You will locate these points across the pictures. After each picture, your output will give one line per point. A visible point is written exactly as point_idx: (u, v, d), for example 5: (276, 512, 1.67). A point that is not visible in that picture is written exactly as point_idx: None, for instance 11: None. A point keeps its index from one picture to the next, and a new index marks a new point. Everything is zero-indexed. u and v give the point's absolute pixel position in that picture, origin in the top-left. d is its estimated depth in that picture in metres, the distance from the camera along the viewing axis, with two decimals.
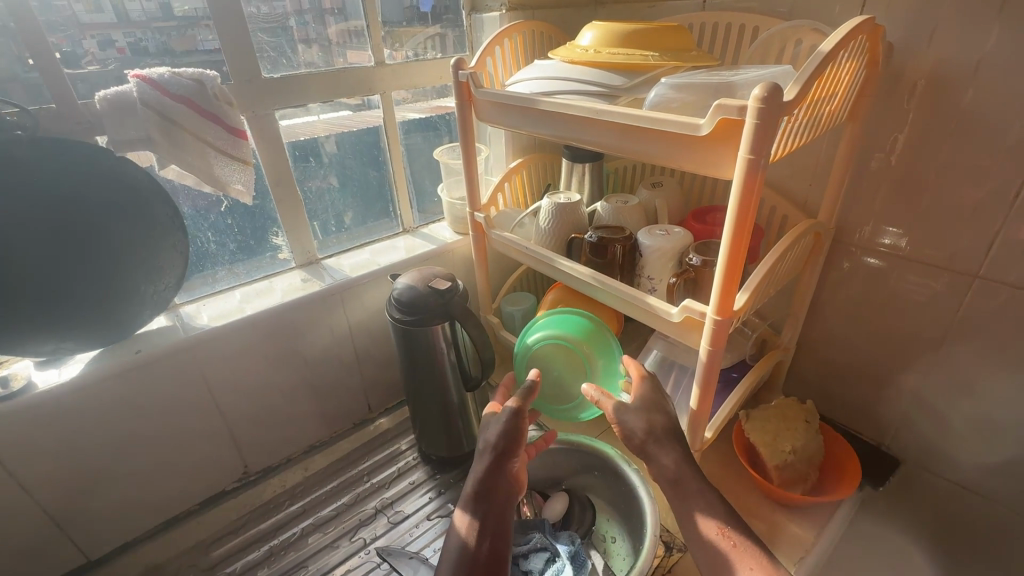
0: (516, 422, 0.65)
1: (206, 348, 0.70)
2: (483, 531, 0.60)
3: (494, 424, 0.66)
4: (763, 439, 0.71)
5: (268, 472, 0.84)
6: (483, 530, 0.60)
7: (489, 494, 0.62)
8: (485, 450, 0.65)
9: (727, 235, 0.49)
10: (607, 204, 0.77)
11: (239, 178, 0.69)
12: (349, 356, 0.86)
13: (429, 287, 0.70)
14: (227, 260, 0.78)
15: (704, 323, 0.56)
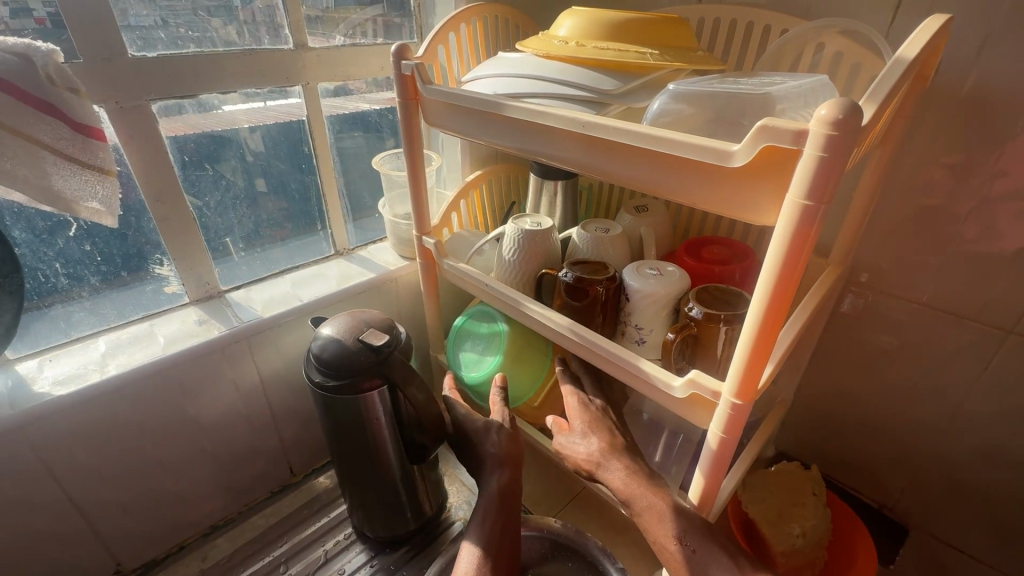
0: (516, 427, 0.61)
1: (45, 426, 0.51)
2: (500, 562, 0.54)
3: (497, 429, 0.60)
4: (767, 517, 0.60)
5: (151, 567, 0.65)
6: (502, 545, 0.55)
7: (505, 519, 0.57)
8: (495, 459, 0.59)
9: (757, 306, 0.37)
10: (584, 232, 0.63)
11: (94, 193, 0.51)
12: (262, 412, 0.68)
13: (361, 340, 0.54)
14: (87, 297, 0.59)
15: (716, 403, 0.44)
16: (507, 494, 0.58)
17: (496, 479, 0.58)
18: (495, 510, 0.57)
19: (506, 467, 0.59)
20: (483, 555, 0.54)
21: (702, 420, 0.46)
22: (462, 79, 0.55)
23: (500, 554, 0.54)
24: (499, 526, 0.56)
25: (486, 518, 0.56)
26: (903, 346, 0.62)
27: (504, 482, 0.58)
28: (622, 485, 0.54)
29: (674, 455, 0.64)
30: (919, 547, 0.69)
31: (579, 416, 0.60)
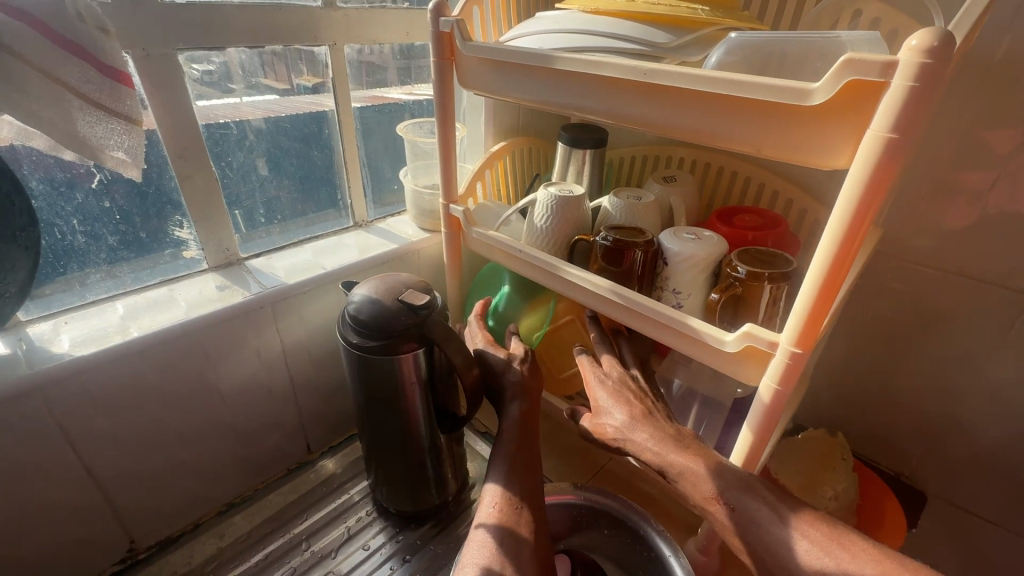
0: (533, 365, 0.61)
1: (64, 388, 0.48)
2: (527, 488, 0.53)
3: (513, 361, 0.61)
4: (799, 483, 0.61)
5: (165, 546, 0.62)
6: (527, 473, 0.54)
7: (526, 448, 0.56)
8: (513, 390, 0.59)
9: (826, 248, 0.37)
10: (616, 199, 0.63)
11: (120, 142, 0.48)
12: (283, 385, 0.66)
13: (399, 301, 0.52)
14: (103, 259, 0.56)
15: (771, 356, 0.44)
16: (526, 426, 0.57)
17: (514, 409, 0.58)
18: (517, 439, 0.56)
19: (524, 397, 0.58)
20: (508, 483, 0.53)
21: (752, 376, 0.46)
22: (503, 37, 0.54)
23: (525, 482, 0.53)
24: (519, 455, 0.55)
25: (507, 449, 0.56)
26: (927, 314, 0.64)
27: (523, 413, 0.58)
28: (656, 456, 0.51)
29: (705, 425, 0.64)
30: (933, 513, 0.71)
31: (605, 390, 0.57)
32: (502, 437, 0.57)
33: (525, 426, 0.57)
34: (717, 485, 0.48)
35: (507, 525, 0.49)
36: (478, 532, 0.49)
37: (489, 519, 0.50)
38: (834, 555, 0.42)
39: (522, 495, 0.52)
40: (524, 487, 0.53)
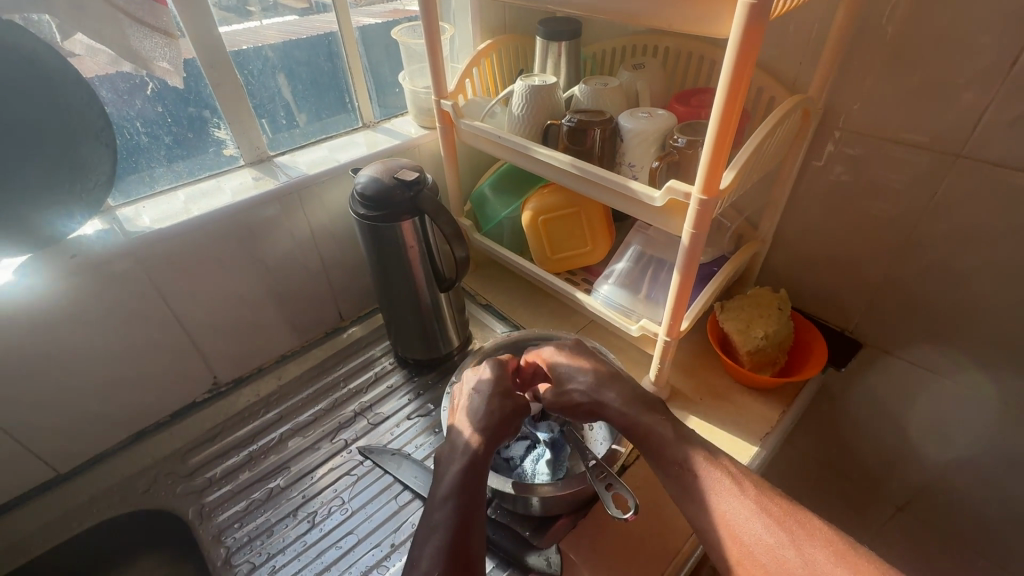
0: (484, 432, 0.62)
1: (152, 251, 0.64)
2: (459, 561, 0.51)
3: (461, 425, 0.64)
4: (737, 328, 0.73)
5: (239, 382, 0.82)
6: (459, 537, 0.53)
7: (464, 509, 0.55)
8: (456, 453, 0.61)
9: (718, 107, 0.46)
10: (585, 86, 0.71)
11: (164, 54, 0.60)
12: (315, 260, 0.81)
13: (395, 179, 0.65)
14: (164, 157, 0.70)
15: (688, 205, 0.54)
16: (505, 418, 0.64)
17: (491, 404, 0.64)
18: (451, 507, 0.55)
19: (465, 459, 0.59)
20: (470, 449, 0.60)
21: (678, 226, 0.56)
22: None
23: (487, 453, 0.61)
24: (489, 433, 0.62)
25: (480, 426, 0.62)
26: (868, 181, 0.71)
27: (461, 475, 0.58)
28: (625, 417, 0.62)
29: (657, 283, 0.73)
30: (871, 360, 0.82)
31: (592, 370, 0.67)
32: (473, 419, 0.63)
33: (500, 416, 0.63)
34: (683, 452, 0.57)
35: (466, 487, 0.57)
36: (440, 487, 0.57)
37: (451, 477, 0.58)
38: (783, 531, 0.50)
39: (479, 466, 0.59)
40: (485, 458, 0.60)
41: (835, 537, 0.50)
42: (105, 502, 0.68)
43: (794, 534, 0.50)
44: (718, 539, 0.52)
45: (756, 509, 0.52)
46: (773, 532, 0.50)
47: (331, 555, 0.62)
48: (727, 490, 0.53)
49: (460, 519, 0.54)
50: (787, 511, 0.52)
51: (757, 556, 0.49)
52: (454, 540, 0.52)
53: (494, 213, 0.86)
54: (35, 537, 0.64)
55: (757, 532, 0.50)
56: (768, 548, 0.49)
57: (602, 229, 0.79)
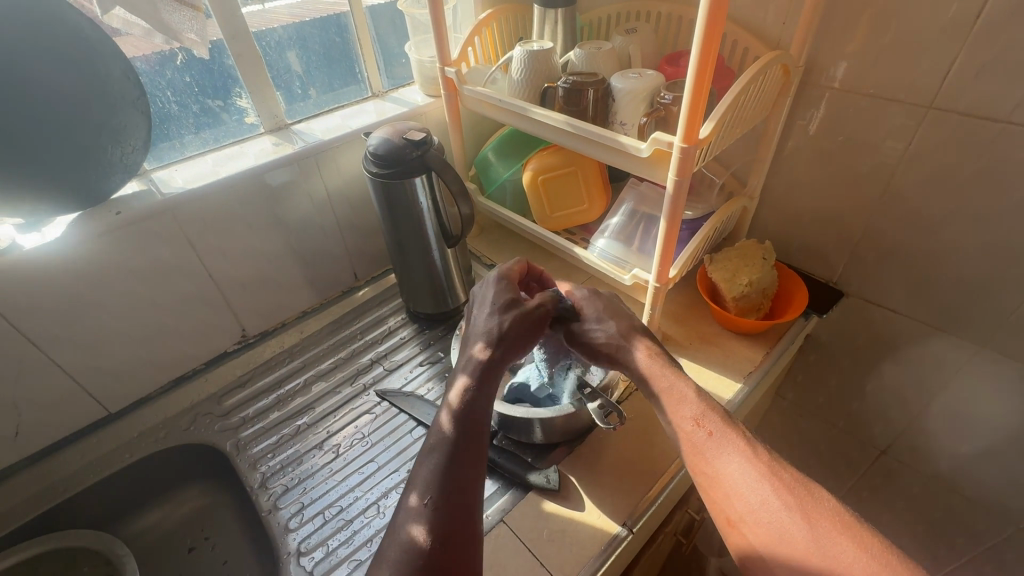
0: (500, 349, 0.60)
1: (186, 210, 0.71)
2: (455, 489, 0.50)
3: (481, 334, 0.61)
4: (723, 277, 0.78)
5: (265, 336, 0.89)
6: (455, 466, 0.52)
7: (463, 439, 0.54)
8: (466, 373, 0.59)
9: (695, 59, 0.51)
10: (580, 51, 0.75)
11: (191, 27, 0.65)
12: (331, 222, 0.88)
13: (404, 139, 0.70)
14: (192, 125, 0.76)
15: (671, 155, 0.59)
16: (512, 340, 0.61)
17: (501, 324, 0.61)
18: (450, 433, 0.54)
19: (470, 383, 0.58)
20: (478, 369, 0.59)
21: (663, 175, 0.62)
22: None
23: (490, 377, 0.58)
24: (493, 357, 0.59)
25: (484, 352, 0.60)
26: (847, 136, 0.75)
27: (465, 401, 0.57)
28: (656, 376, 0.59)
29: (648, 235, 0.78)
30: (853, 309, 0.87)
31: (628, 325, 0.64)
32: (481, 343, 0.60)
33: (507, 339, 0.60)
34: (697, 411, 0.55)
35: (467, 412, 0.55)
36: (442, 415, 0.56)
37: (452, 404, 0.57)
38: (786, 494, 0.48)
39: (480, 394, 0.57)
40: (486, 384, 0.58)
41: (842, 509, 0.47)
42: (151, 439, 0.76)
43: (800, 499, 0.47)
44: (724, 499, 0.50)
45: (766, 474, 0.49)
46: (780, 497, 0.48)
47: (354, 479, 0.69)
48: (738, 450, 0.51)
49: (458, 443, 0.53)
50: (794, 479, 0.49)
51: (760, 517, 0.47)
52: (453, 460, 0.52)
53: (497, 176, 0.91)
54: (94, 465, 0.73)
55: (756, 493, 0.48)
56: (774, 513, 0.47)
57: (597, 188, 0.84)
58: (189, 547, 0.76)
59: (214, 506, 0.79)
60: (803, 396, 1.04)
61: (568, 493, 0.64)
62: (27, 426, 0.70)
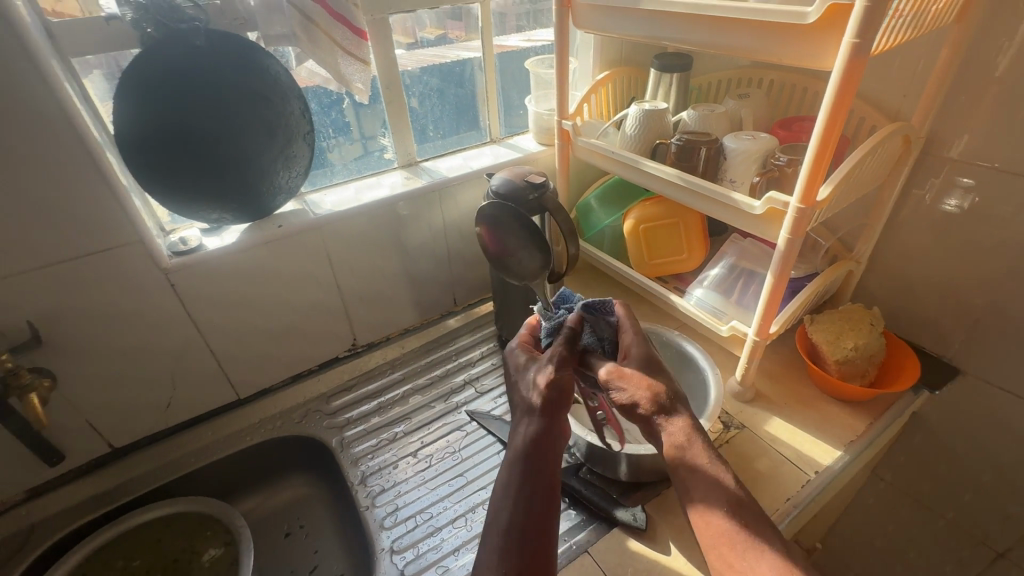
0: (545, 428, 0.56)
1: (330, 228, 0.81)
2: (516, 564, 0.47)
3: (521, 409, 0.59)
4: (826, 339, 0.77)
5: (371, 347, 0.98)
6: (517, 542, 0.48)
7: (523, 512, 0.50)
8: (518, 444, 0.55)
9: (820, 128, 0.54)
10: (694, 112, 0.80)
11: (359, 77, 0.78)
12: (442, 249, 0.96)
13: (525, 181, 0.78)
14: (343, 157, 0.88)
15: (785, 213, 0.61)
16: (555, 394, 0.58)
17: (538, 381, 0.59)
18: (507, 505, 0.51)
19: (526, 455, 0.54)
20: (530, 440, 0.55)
21: (774, 232, 0.64)
22: None
23: (543, 446, 0.55)
24: (540, 426, 0.56)
25: (530, 423, 0.56)
26: (970, 209, 0.73)
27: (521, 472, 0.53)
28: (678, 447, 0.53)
29: (748, 293, 0.79)
30: (969, 389, 0.82)
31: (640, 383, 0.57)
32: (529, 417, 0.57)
33: (555, 396, 0.57)
34: (728, 496, 0.51)
35: (519, 488, 0.52)
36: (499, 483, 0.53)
37: (509, 472, 0.53)
38: None
39: (532, 463, 0.53)
40: (541, 450, 0.54)
41: None
42: (268, 426, 0.85)
43: None
44: None
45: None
46: None
47: (445, 489, 0.74)
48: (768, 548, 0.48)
49: (521, 512, 0.50)
50: None
51: None
52: (511, 536, 0.49)
53: (597, 222, 0.97)
54: (221, 443, 0.83)
55: None
56: None
57: (698, 239, 0.87)
58: (286, 533, 0.83)
59: (310, 498, 0.86)
60: (904, 479, 0.96)
61: (653, 534, 0.64)
62: (176, 399, 0.81)
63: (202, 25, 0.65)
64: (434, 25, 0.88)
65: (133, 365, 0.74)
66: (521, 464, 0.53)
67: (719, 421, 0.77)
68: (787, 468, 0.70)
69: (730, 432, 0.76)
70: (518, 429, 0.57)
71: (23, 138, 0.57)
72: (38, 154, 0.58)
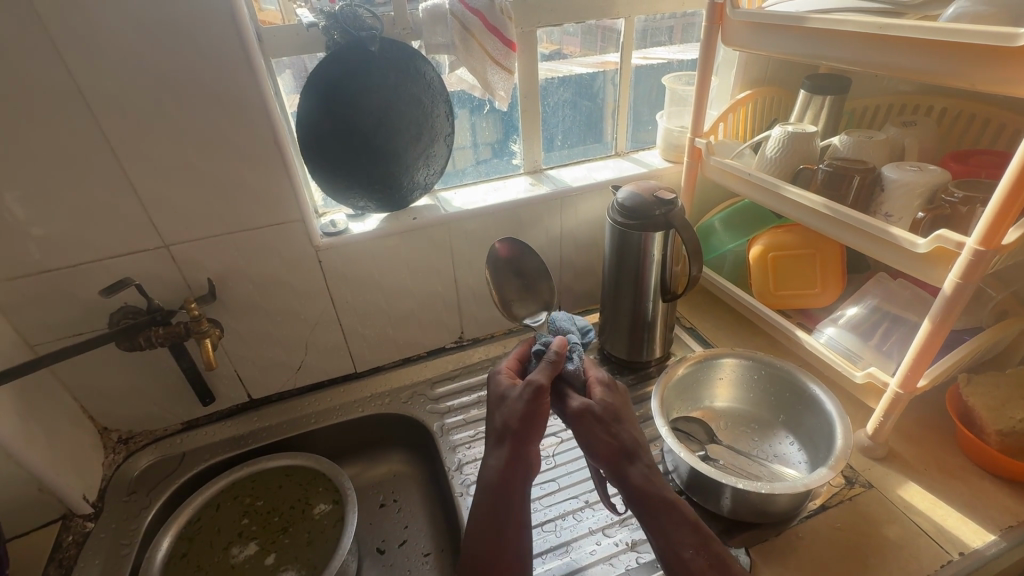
0: (513, 461, 0.57)
1: (457, 225, 0.86)
2: None
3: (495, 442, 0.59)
4: (987, 403, 0.68)
5: (476, 342, 1.02)
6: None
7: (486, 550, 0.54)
8: (484, 477, 0.57)
9: (1018, 160, 0.47)
10: (847, 137, 0.74)
11: (503, 85, 0.82)
12: (555, 256, 0.98)
13: (653, 197, 0.77)
14: (475, 159, 0.94)
15: (957, 254, 0.54)
16: (522, 429, 0.58)
17: (510, 411, 0.59)
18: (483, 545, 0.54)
19: (493, 489, 0.56)
20: (500, 472, 0.56)
21: (940, 274, 0.57)
22: (767, 5, 0.72)
23: (507, 478, 0.56)
24: (507, 458, 0.57)
25: (498, 452, 0.58)
26: None
27: (492, 510, 0.55)
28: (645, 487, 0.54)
29: (892, 340, 0.71)
30: None
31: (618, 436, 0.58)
32: (495, 450, 0.58)
33: (522, 425, 0.58)
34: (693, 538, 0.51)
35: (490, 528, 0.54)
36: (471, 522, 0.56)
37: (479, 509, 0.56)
38: None
39: (495, 499, 0.56)
40: (511, 484, 0.56)
41: None
42: (378, 401, 0.92)
43: None
44: None
45: None
46: None
47: (536, 491, 0.75)
48: None
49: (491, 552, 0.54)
50: None
51: None
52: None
53: (719, 244, 0.93)
54: (337, 409, 0.91)
55: None
56: None
57: (835, 274, 0.80)
58: (381, 504, 0.88)
59: (406, 475, 0.91)
60: None
61: None
62: (306, 364, 0.90)
63: (378, 34, 0.73)
64: (549, 40, 0.88)
65: (278, 327, 0.84)
66: (487, 497, 0.56)
67: (842, 475, 0.70)
68: (923, 541, 0.62)
69: (854, 489, 0.69)
70: (488, 462, 0.58)
71: (230, 123, 0.67)
72: (238, 136, 0.68)
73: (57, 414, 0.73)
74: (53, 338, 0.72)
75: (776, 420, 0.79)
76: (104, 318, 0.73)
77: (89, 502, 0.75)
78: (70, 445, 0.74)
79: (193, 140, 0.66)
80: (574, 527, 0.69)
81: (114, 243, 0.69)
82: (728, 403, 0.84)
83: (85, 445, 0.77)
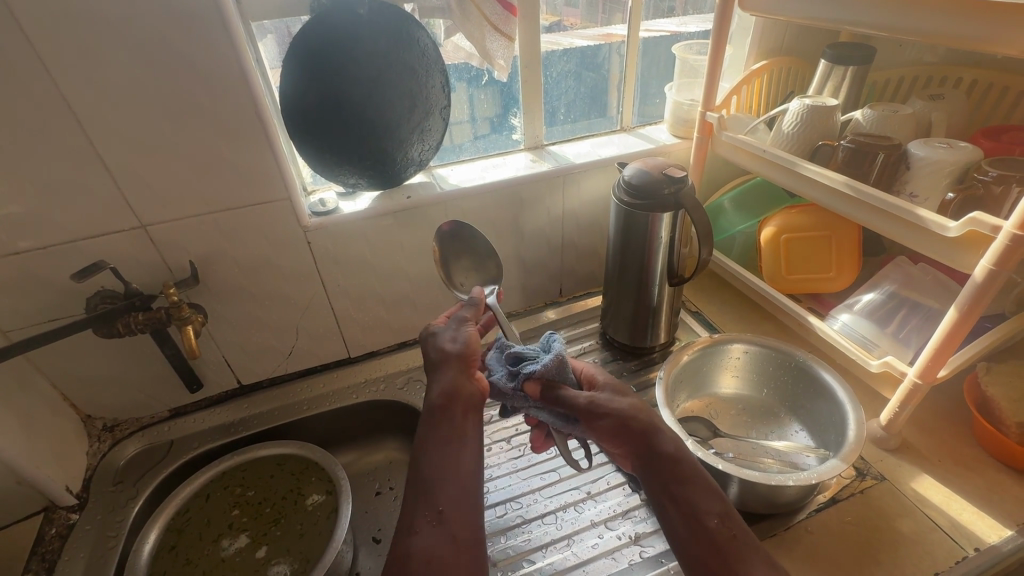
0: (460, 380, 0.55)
1: (454, 204, 0.82)
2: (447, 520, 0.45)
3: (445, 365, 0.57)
4: (1009, 395, 0.65)
5: None
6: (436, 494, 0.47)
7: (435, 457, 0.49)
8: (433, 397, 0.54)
9: None
10: (870, 111, 0.69)
11: (502, 54, 0.76)
12: (557, 237, 0.94)
13: (662, 174, 0.72)
14: (473, 133, 0.88)
15: (992, 239, 0.50)
16: (466, 352, 0.59)
17: (455, 339, 0.61)
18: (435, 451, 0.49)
19: (442, 405, 0.53)
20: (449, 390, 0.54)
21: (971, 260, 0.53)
22: None
23: (455, 396, 0.54)
24: (453, 376, 0.56)
25: (444, 374, 0.56)
26: None
27: (439, 422, 0.52)
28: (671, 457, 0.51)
29: (911, 330, 0.68)
30: None
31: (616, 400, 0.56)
32: (444, 373, 0.57)
33: (460, 350, 0.59)
34: (716, 505, 0.48)
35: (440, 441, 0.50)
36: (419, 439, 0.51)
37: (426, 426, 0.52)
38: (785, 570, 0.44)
39: (441, 413, 0.52)
40: (460, 400, 0.54)
41: None
42: (373, 387, 0.89)
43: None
44: None
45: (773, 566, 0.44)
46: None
47: (536, 481, 0.72)
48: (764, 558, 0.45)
49: (440, 459, 0.49)
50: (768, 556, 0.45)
51: None
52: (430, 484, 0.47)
53: (729, 225, 0.89)
54: (331, 396, 0.88)
55: None
56: None
57: (851, 258, 0.77)
58: (377, 491, 0.86)
59: (402, 462, 0.89)
60: None
61: None
62: (297, 349, 0.86)
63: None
64: (551, 8, 0.83)
65: (266, 312, 0.80)
66: (433, 415, 0.52)
67: (853, 467, 0.68)
68: (937, 536, 0.60)
69: (865, 482, 0.67)
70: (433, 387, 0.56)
71: (205, 92, 0.62)
72: (215, 108, 0.63)
73: (35, 404, 0.69)
74: (26, 324, 0.68)
75: (783, 406, 0.77)
76: (80, 303, 0.69)
77: (73, 493, 0.72)
78: (50, 436, 0.71)
79: (166, 113, 0.61)
80: (575, 520, 0.67)
81: (87, 224, 0.64)
82: (733, 389, 0.81)
83: (67, 434, 0.74)
